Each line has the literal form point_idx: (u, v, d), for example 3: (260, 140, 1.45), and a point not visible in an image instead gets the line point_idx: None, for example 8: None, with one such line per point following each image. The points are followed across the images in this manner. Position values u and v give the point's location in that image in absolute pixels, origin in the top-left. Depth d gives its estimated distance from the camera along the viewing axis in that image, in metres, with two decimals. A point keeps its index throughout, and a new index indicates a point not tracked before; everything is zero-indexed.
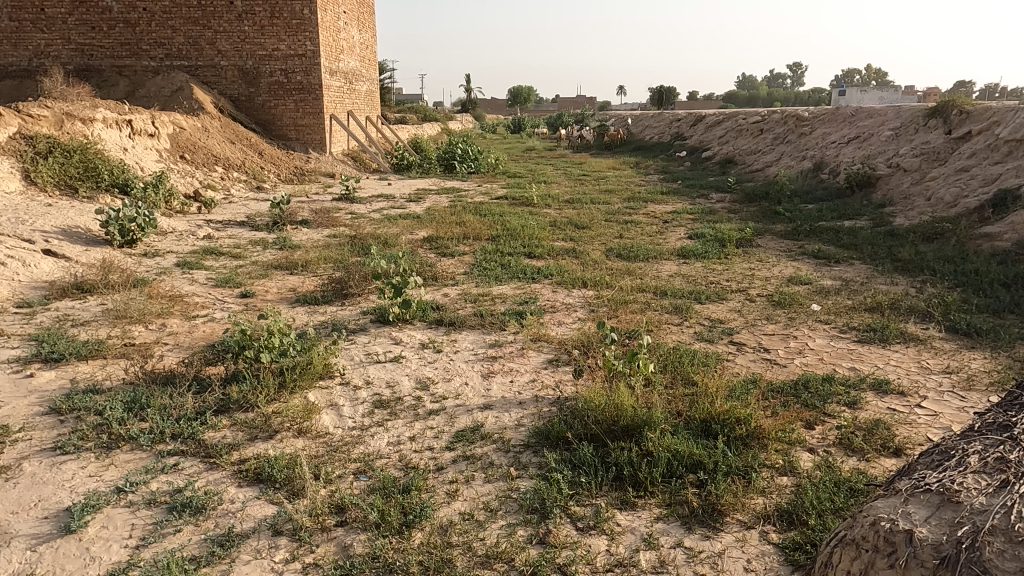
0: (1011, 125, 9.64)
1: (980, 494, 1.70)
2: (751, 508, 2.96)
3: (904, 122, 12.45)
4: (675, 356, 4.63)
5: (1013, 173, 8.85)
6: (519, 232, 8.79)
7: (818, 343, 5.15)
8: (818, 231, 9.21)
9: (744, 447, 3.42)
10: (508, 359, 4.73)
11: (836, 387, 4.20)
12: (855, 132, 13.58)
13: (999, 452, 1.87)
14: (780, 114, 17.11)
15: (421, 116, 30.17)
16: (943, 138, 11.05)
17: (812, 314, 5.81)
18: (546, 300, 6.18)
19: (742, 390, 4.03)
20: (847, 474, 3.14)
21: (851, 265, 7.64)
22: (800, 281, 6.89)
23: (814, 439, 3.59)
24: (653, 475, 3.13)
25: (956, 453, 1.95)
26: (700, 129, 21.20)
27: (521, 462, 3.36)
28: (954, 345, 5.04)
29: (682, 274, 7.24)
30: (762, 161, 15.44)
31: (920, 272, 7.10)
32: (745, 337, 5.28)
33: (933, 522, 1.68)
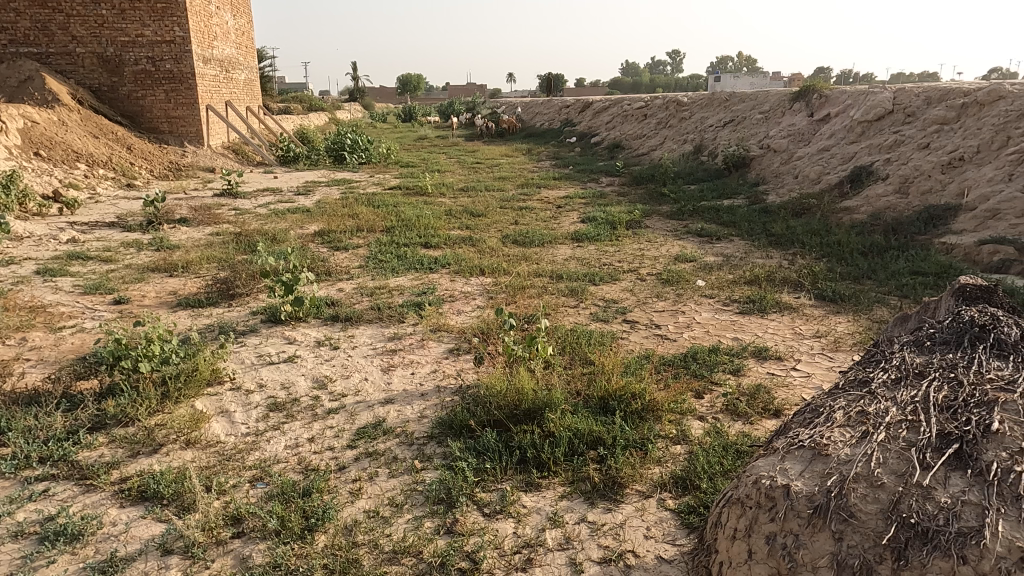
0: (864, 107, 10.57)
1: (846, 446, 1.85)
2: (648, 478, 3.10)
3: (772, 106, 13.32)
4: (573, 337, 4.75)
5: (867, 151, 9.71)
6: (414, 222, 8.68)
7: (704, 317, 5.45)
8: (701, 210, 9.71)
9: (639, 420, 3.57)
10: (408, 351, 4.68)
11: (721, 356, 4.47)
12: (730, 116, 14.40)
13: (861, 405, 2.04)
14: (661, 100, 17.86)
15: (307, 105, 29.02)
16: (806, 120, 11.94)
17: (698, 290, 6.13)
18: (445, 290, 6.14)
19: (636, 366, 4.21)
20: (733, 438, 3.35)
21: (731, 242, 8.12)
22: (686, 258, 7.25)
23: (703, 407, 3.80)
24: (556, 454, 3.20)
25: (825, 410, 2.11)
26: (588, 115, 21.73)
27: (425, 454, 3.34)
28: (823, 311, 5.49)
29: (576, 257, 7.41)
30: (647, 145, 16.05)
31: (792, 245, 7.67)
32: (638, 315, 5.50)
33: (807, 474, 1.81)
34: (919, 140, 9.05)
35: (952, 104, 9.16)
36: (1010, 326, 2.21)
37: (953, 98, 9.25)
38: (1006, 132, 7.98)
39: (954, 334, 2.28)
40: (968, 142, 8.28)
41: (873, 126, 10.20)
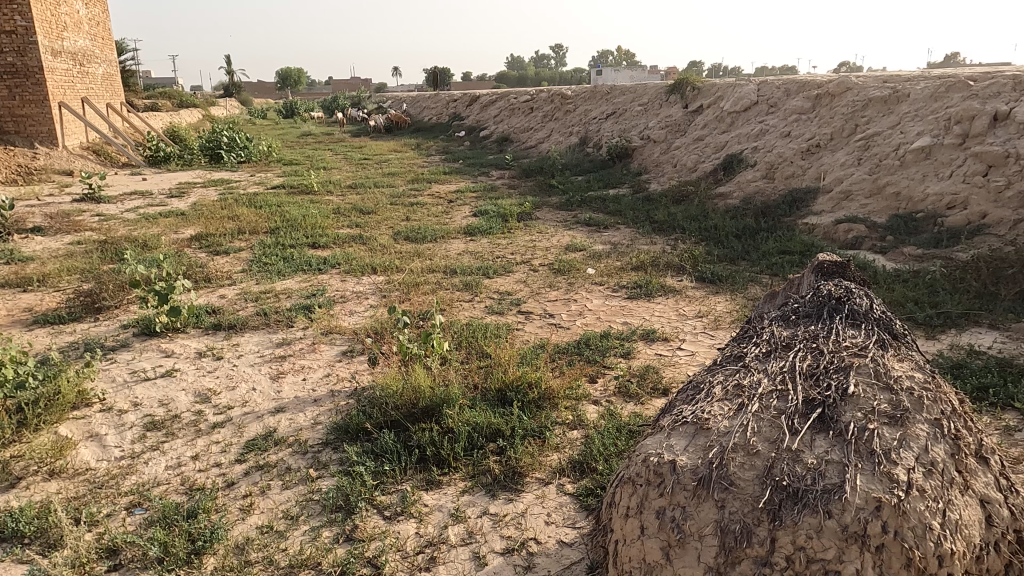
0: (732, 99, 11.27)
1: (724, 418, 1.95)
2: (547, 465, 3.16)
3: (650, 99, 13.90)
4: (469, 331, 4.75)
5: (737, 140, 10.35)
6: (300, 222, 8.36)
7: (595, 304, 5.62)
8: (588, 201, 9.99)
9: (537, 409, 3.63)
10: (299, 356, 4.50)
11: (612, 341, 4.62)
12: (612, 108, 14.89)
13: (737, 379, 2.16)
14: (546, 93, 18.21)
15: (177, 101, 27.14)
16: (682, 111, 12.57)
17: (588, 278, 6.30)
18: (336, 291, 5.95)
19: (532, 356, 4.28)
20: (626, 419, 3.48)
21: (618, 230, 8.41)
22: (576, 248, 7.43)
23: (597, 391, 3.92)
24: (455, 450, 3.19)
25: (705, 386, 2.22)
26: (475, 109, 21.77)
27: (321, 461, 3.22)
28: (704, 292, 5.81)
29: (469, 251, 7.41)
30: (535, 138, 16.29)
31: (673, 230, 8.06)
32: (531, 305, 5.58)
33: (690, 449, 1.90)
34: (781, 129, 9.76)
35: (808, 96, 9.95)
36: (862, 297, 2.43)
37: (808, 90, 10.04)
38: (855, 121, 8.77)
39: (815, 306, 2.46)
40: (823, 131, 9.03)
41: (741, 116, 10.89)
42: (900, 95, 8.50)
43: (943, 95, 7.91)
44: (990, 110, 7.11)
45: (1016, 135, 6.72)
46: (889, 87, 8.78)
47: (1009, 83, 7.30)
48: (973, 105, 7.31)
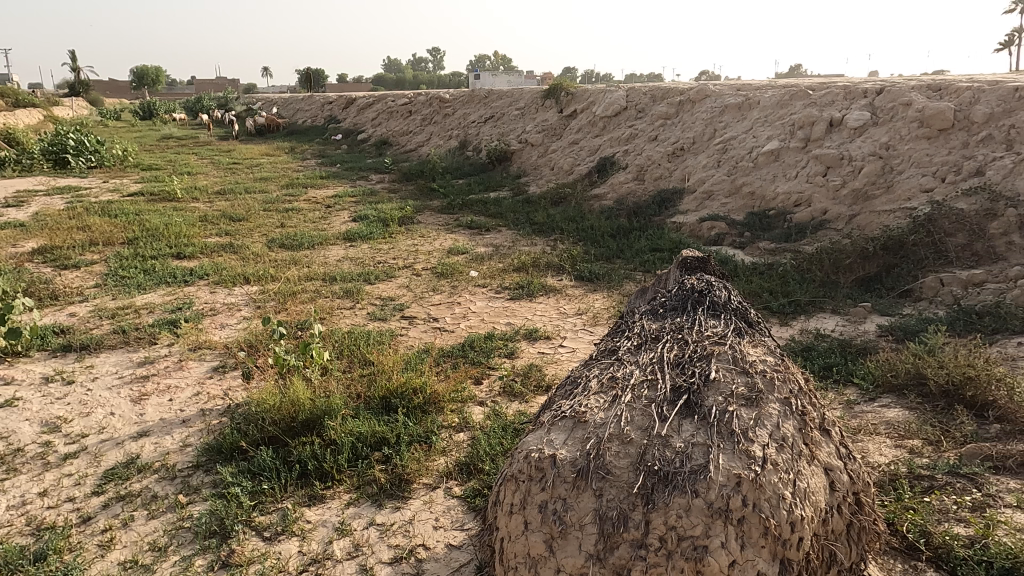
0: (603, 104, 11.75)
1: (600, 411, 2.03)
2: (435, 470, 3.15)
3: (526, 103, 14.19)
4: (351, 339, 4.63)
5: (609, 144, 10.80)
6: (163, 231, 7.79)
7: (478, 306, 5.66)
8: (470, 204, 10.04)
9: (422, 414, 3.60)
10: (164, 375, 4.19)
11: (496, 341, 4.68)
12: (490, 112, 15.07)
13: (611, 372, 2.26)
14: (425, 97, 18.13)
15: (11, 100, 24.43)
16: (557, 115, 12.94)
17: (471, 280, 6.34)
18: (204, 303, 5.59)
19: (416, 360, 4.24)
20: (511, 418, 3.53)
21: (499, 232, 8.52)
22: (459, 251, 7.45)
23: (482, 392, 3.96)
24: (339, 462, 3.11)
25: (582, 380, 2.29)
26: (352, 111, 21.27)
27: (192, 485, 3.02)
28: (583, 290, 6.01)
29: (349, 257, 7.23)
30: (414, 142, 16.17)
31: (553, 231, 8.28)
32: (415, 310, 5.53)
33: (569, 442, 1.96)
34: (649, 134, 10.29)
35: (672, 102, 10.58)
36: (721, 290, 2.61)
37: (672, 97, 10.68)
38: (713, 126, 9.41)
39: (680, 300, 2.62)
40: (686, 135, 9.62)
41: (612, 121, 11.38)
42: (751, 102, 9.23)
43: (788, 103, 8.68)
44: (826, 117, 7.90)
45: (848, 139, 7.51)
46: (741, 95, 9.50)
47: (841, 93, 8.13)
48: (812, 113, 8.09)
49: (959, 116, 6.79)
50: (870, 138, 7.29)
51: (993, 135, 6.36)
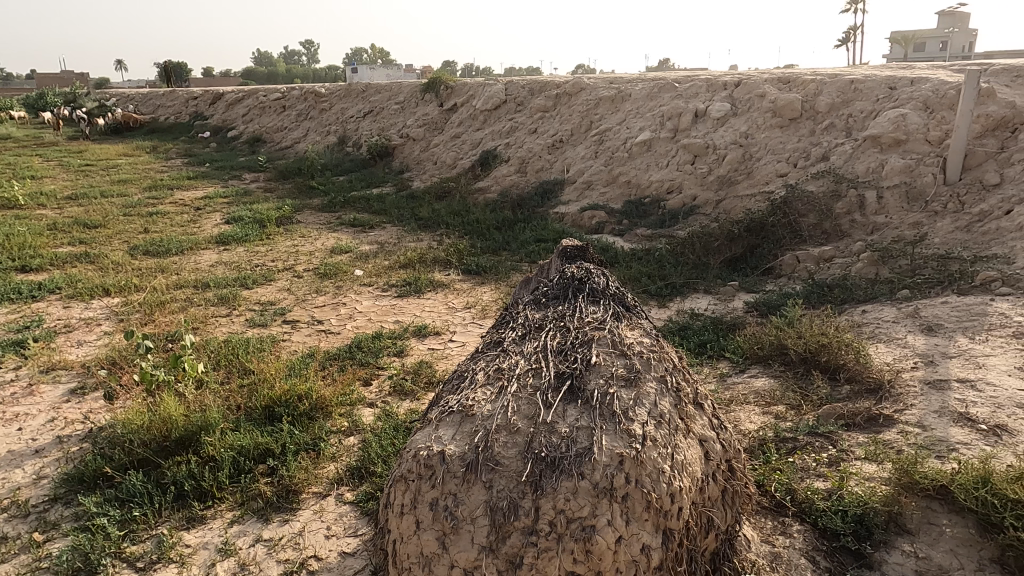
0: (483, 97, 11.79)
1: (486, 403, 2.04)
2: (325, 477, 3.04)
3: (406, 97, 13.98)
4: (228, 348, 4.38)
5: (490, 137, 10.87)
6: (2, 242, 6.99)
7: (365, 305, 5.53)
8: (352, 201, 9.77)
9: (309, 421, 3.47)
10: (11, 402, 3.77)
11: (384, 340, 4.59)
12: (369, 106, 14.73)
13: (497, 363, 2.27)
14: (299, 91, 17.42)
15: None
16: (437, 109, 12.86)
17: (357, 279, 6.17)
18: (57, 320, 5.09)
19: (300, 366, 4.08)
20: (402, 417, 3.48)
21: (384, 229, 8.36)
22: (342, 250, 7.24)
23: (372, 393, 3.88)
24: (220, 479, 2.93)
25: (468, 373, 2.29)
26: (220, 107, 20.07)
27: (50, 520, 2.74)
28: (471, 284, 6.03)
29: (223, 262, 6.83)
30: (290, 138, 15.51)
31: (438, 226, 8.23)
32: (298, 313, 5.31)
33: (458, 436, 1.95)
34: (529, 126, 10.46)
35: (549, 95, 10.79)
36: (599, 276, 2.69)
37: (549, 90, 10.89)
38: (589, 118, 9.71)
39: (562, 288, 2.68)
40: (564, 127, 9.86)
41: (492, 114, 11.46)
42: (623, 94, 9.60)
43: (657, 95, 9.12)
44: (692, 108, 8.37)
45: (712, 128, 7.99)
46: (614, 87, 9.86)
47: (704, 86, 8.65)
48: (679, 105, 8.55)
49: (805, 106, 7.41)
50: (731, 127, 7.80)
51: (835, 123, 7.00)
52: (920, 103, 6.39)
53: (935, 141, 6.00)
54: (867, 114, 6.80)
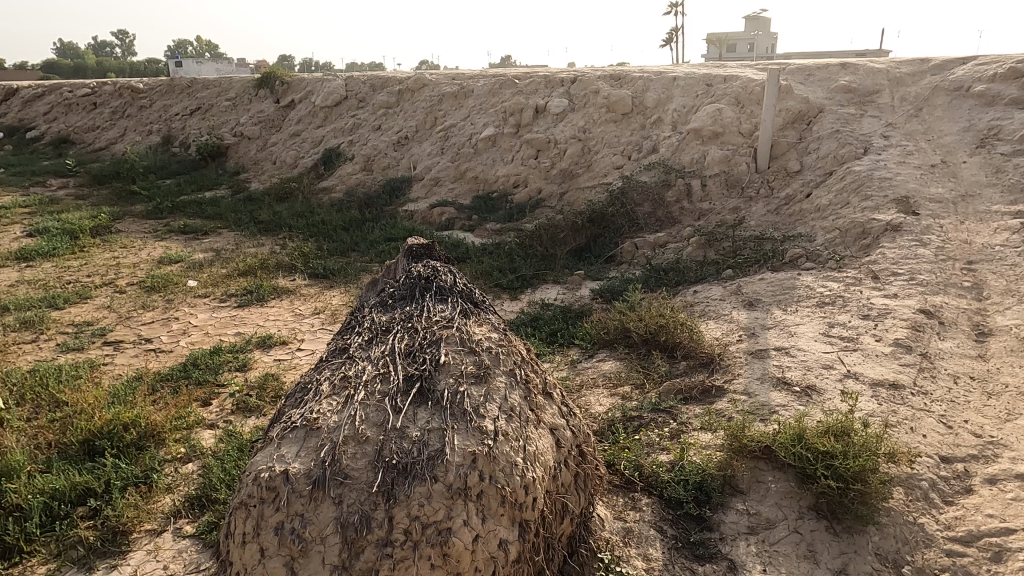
0: (322, 93, 11.31)
1: (332, 414, 1.94)
2: (159, 512, 2.76)
3: (237, 93, 13.08)
4: (35, 379, 3.84)
5: (332, 135, 10.47)
6: None
7: (200, 318, 5.10)
8: (181, 206, 8.99)
9: (137, 451, 3.13)
10: None
11: (224, 355, 4.25)
12: (195, 102, 13.61)
13: (343, 371, 2.16)
14: (111, 86, 15.71)
15: None
16: (273, 106, 12.16)
17: (190, 291, 5.68)
18: None
19: (125, 392, 3.67)
20: (247, 436, 3.24)
21: (219, 235, 7.78)
22: (172, 260, 6.63)
23: (212, 414, 3.58)
24: (28, 530, 2.56)
25: (312, 385, 2.16)
26: (14, 104, 17.61)
27: None
28: (318, 288, 5.77)
29: (26, 280, 6.00)
30: (103, 139, 13.96)
31: (280, 230, 7.81)
32: (121, 333, 4.79)
33: (303, 453, 1.84)
34: (372, 123, 10.20)
35: (391, 91, 10.58)
36: (446, 274, 2.66)
37: (391, 85, 10.67)
38: (434, 114, 9.66)
39: (408, 288, 2.61)
40: (409, 124, 9.73)
41: (333, 111, 11.03)
42: (466, 91, 9.64)
43: (498, 92, 9.25)
44: (532, 104, 8.58)
45: (553, 124, 8.25)
46: (456, 83, 9.86)
47: (543, 82, 8.90)
48: (520, 100, 8.72)
49: (635, 102, 7.87)
50: (570, 122, 8.10)
51: (662, 118, 7.50)
52: (732, 98, 7.02)
53: (747, 134, 6.63)
54: (688, 109, 7.36)
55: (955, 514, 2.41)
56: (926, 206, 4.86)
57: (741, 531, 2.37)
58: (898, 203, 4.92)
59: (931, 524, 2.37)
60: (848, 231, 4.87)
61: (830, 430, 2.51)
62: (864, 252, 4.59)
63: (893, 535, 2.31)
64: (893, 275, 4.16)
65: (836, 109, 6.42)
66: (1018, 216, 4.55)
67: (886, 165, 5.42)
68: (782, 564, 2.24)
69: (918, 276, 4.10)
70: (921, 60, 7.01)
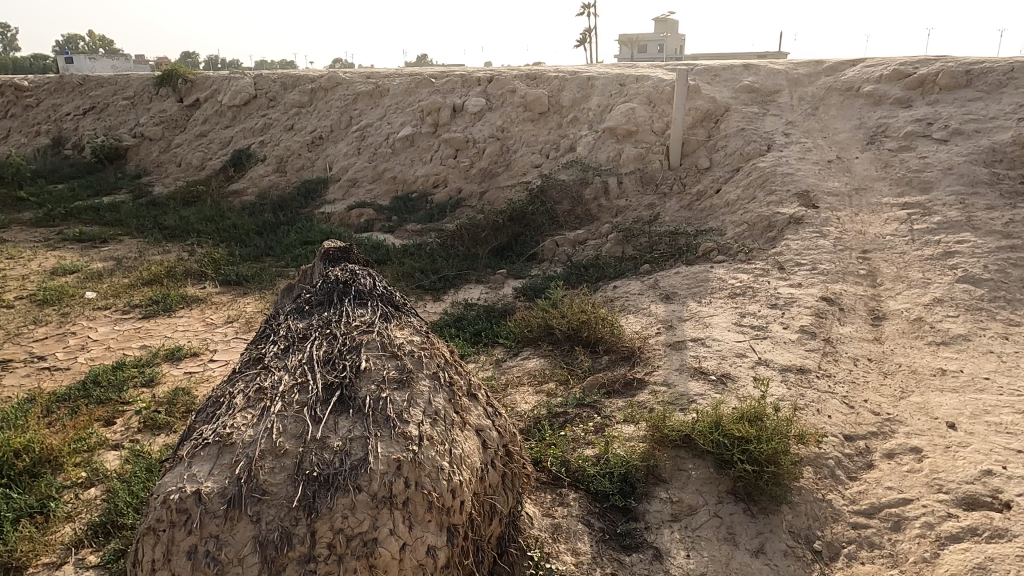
0: (229, 92, 10.83)
1: (247, 428, 1.85)
2: (58, 543, 2.57)
3: (135, 91, 12.33)
4: None
5: (242, 135, 10.05)
6: None
7: (101, 332, 4.77)
8: (76, 212, 8.40)
9: (32, 479, 2.89)
10: None
11: (128, 370, 4.00)
12: (89, 102, 12.73)
13: (258, 383, 2.07)
14: None
15: None
16: (176, 105, 11.55)
17: (88, 303, 5.31)
18: None
19: (15, 415, 3.38)
20: (156, 455, 3.06)
21: (120, 243, 7.31)
22: (67, 270, 6.18)
23: (117, 434, 3.36)
24: None
25: (225, 399, 2.06)
26: None
27: None
28: (231, 296, 5.53)
29: None
30: None
31: (188, 235, 7.43)
32: (10, 352, 4.41)
33: (216, 471, 1.75)
34: (284, 123, 9.86)
35: (303, 89, 10.25)
36: (365, 277, 2.59)
37: (303, 84, 10.35)
38: (349, 114, 9.43)
39: (326, 293, 2.53)
40: (323, 123, 9.46)
41: (242, 111, 10.59)
42: (381, 90, 9.47)
43: (415, 91, 9.14)
44: (449, 103, 8.52)
45: (471, 123, 8.23)
46: (371, 82, 9.67)
47: (459, 81, 8.86)
48: (437, 100, 8.65)
49: (552, 101, 7.95)
50: (488, 122, 8.10)
51: (578, 117, 7.62)
52: (644, 98, 7.21)
53: (659, 132, 6.83)
54: (603, 108, 7.51)
55: (859, 488, 2.57)
56: (824, 199, 5.16)
57: (665, 519, 2.44)
58: (800, 197, 5.20)
59: (838, 500, 2.51)
60: (756, 224, 5.10)
61: (745, 416, 2.62)
62: (771, 244, 4.82)
63: (805, 512, 2.43)
64: (797, 265, 4.39)
65: (741, 108, 6.71)
66: (906, 207, 4.90)
67: (788, 161, 5.71)
68: (704, 548, 2.32)
69: (820, 266, 4.34)
70: (816, 62, 7.43)
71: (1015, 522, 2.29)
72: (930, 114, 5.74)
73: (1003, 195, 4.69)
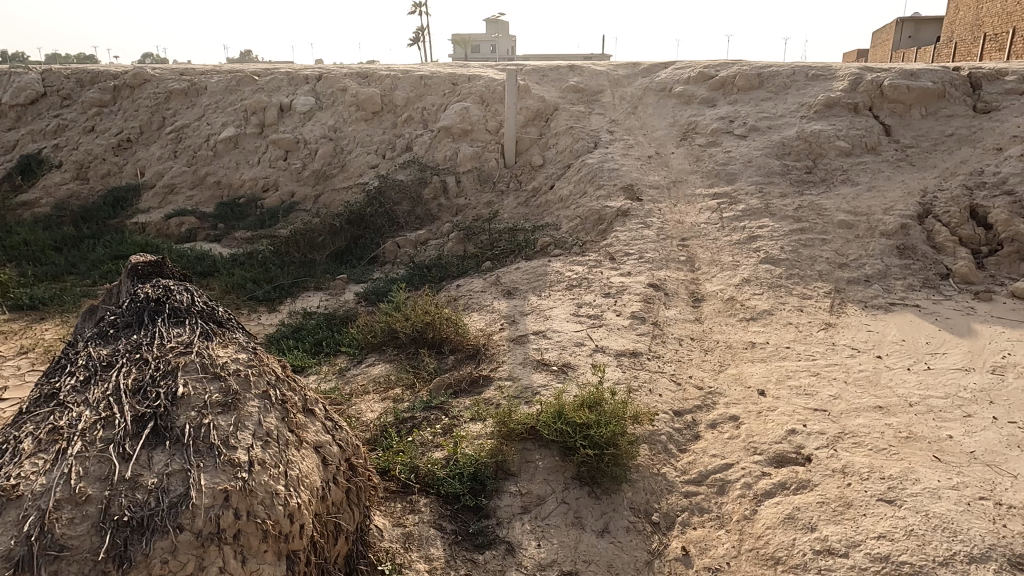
0: (9, 89, 9.42)
1: (37, 477, 1.60)
2: None
3: None
4: None
5: (30, 138, 8.81)
6: None
7: None
8: None
9: None
10: None
11: None
12: None
13: (50, 422, 1.80)
14: None
15: None
16: None
17: None
18: None
19: None
20: None
21: None
22: None
23: None
24: None
25: (8, 445, 1.77)
26: None
27: None
28: (25, 323, 4.83)
29: None
30: None
31: None
32: None
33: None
34: (82, 124, 8.78)
35: (104, 86, 9.18)
36: (181, 293, 2.36)
37: (103, 80, 9.27)
38: (161, 113, 8.60)
39: (135, 314, 2.27)
40: (130, 125, 8.55)
41: (28, 111, 9.26)
42: (198, 87, 8.74)
43: (236, 89, 8.54)
44: (275, 102, 8.06)
45: (300, 123, 7.85)
46: (185, 79, 8.90)
47: (285, 79, 8.41)
48: (261, 98, 8.14)
49: (385, 100, 7.79)
50: (318, 122, 7.78)
51: (413, 117, 7.54)
52: (477, 97, 7.29)
53: (493, 131, 6.95)
54: (437, 108, 7.49)
55: (689, 459, 2.78)
56: (647, 192, 5.54)
57: (515, 512, 2.48)
58: (625, 191, 5.53)
59: (671, 472, 2.70)
60: (588, 218, 5.35)
61: (585, 403, 2.72)
62: (602, 236, 5.08)
63: (643, 488, 2.59)
64: (626, 255, 4.67)
65: (569, 108, 7.01)
66: (715, 197, 5.38)
67: (613, 158, 6.05)
68: (553, 536, 2.39)
69: (646, 254, 4.64)
70: (633, 64, 7.95)
71: (815, 473, 2.59)
72: (731, 113, 6.35)
73: (792, 183, 5.32)
